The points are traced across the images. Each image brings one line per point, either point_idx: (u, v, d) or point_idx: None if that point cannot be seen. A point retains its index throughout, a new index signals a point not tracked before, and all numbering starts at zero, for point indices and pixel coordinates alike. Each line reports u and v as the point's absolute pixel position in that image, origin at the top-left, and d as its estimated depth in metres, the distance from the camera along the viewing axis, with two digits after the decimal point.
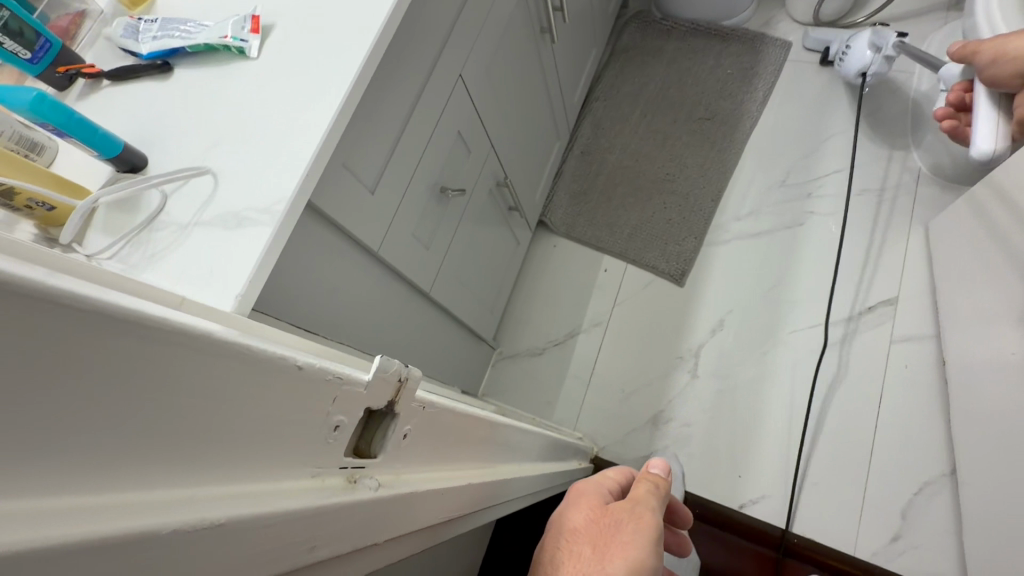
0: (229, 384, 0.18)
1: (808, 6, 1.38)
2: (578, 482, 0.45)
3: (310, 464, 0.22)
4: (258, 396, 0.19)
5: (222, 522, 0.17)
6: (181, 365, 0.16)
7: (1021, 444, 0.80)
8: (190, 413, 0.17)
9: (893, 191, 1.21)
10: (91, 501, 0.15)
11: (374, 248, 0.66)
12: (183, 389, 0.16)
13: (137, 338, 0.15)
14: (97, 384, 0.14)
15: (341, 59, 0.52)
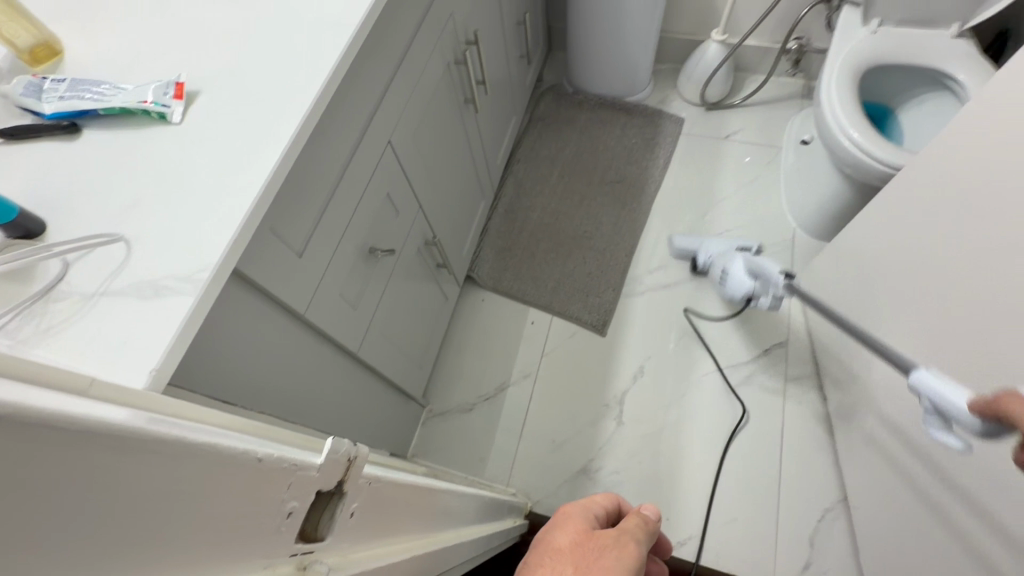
0: (181, 477, 0.18)
1: (695, 87, 1.60)
2: (572, 505, 0.49)
3: (260, 548, 0.22)
4: (210, 486, 0.19)
5: None
6: (149, 468, 0.17)
7: (896, 469, 0.91)
8: (155, 512, 0.17)
9: (776, 247, 1.39)
10: None
11: (300, 311, 0.64)
12: (150, 492, 0.17)
13: (115, 447, 0.16)
14: (78, 493, 0.15)
15: (272, 127, 0.53)
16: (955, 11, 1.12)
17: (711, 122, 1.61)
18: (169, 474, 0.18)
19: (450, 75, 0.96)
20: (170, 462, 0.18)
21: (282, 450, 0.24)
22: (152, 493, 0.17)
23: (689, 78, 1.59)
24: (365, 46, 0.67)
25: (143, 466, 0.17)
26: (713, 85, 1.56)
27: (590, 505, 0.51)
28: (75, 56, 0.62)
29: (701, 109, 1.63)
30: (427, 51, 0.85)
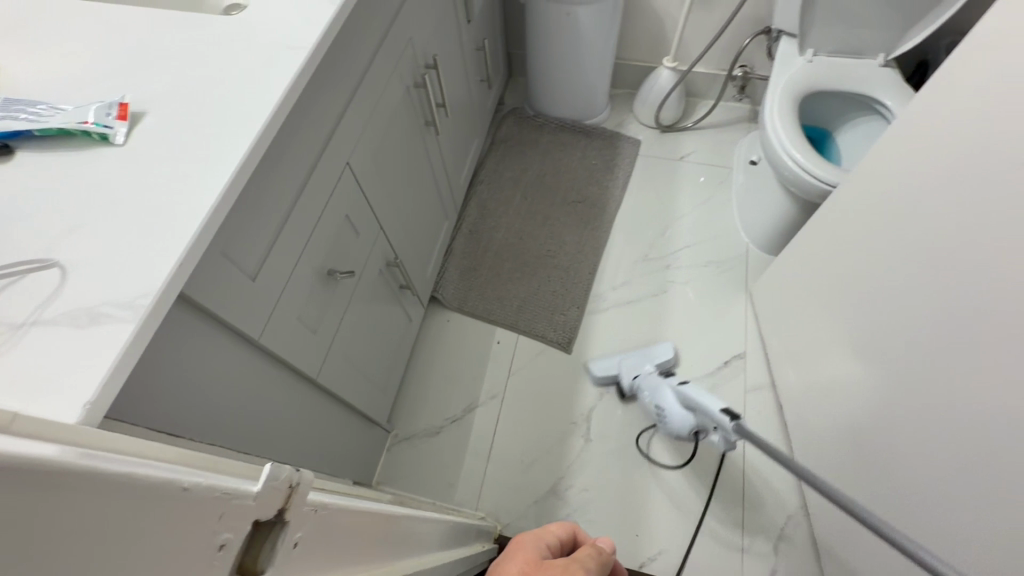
0: (85, 515, 0.16)
1: (650, 111, 1.67)
2: (523, 535, 0.49)
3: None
4: (128, 522, 0.17)
5: None
6: (60, 505, 0.15)
7: (850, 473, 0.95)
8: (66, 556, 0.15)
9: (730, 263, 1.45)
10: None
11: (253, 336, 0.62)
12: (62, 533, 0.15)
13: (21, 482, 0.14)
14: None
15: (222, 148, 0.52)
16: (880, 44, 1.22)
17: (666, 144, 1.67)
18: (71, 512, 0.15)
19: (410, 97, 0.96)
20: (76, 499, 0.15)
21: (211, 478, 0.22)
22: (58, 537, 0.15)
23: (644, 102, 1.66)
24: (321, 69, 0.67)
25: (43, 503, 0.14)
26: (666, 108, 1.63)
27: (542, 535, 0.50)
28: (9, 74, 0.59)
29: (656, 131, 1.70)
30: (386, 75, 0.85)
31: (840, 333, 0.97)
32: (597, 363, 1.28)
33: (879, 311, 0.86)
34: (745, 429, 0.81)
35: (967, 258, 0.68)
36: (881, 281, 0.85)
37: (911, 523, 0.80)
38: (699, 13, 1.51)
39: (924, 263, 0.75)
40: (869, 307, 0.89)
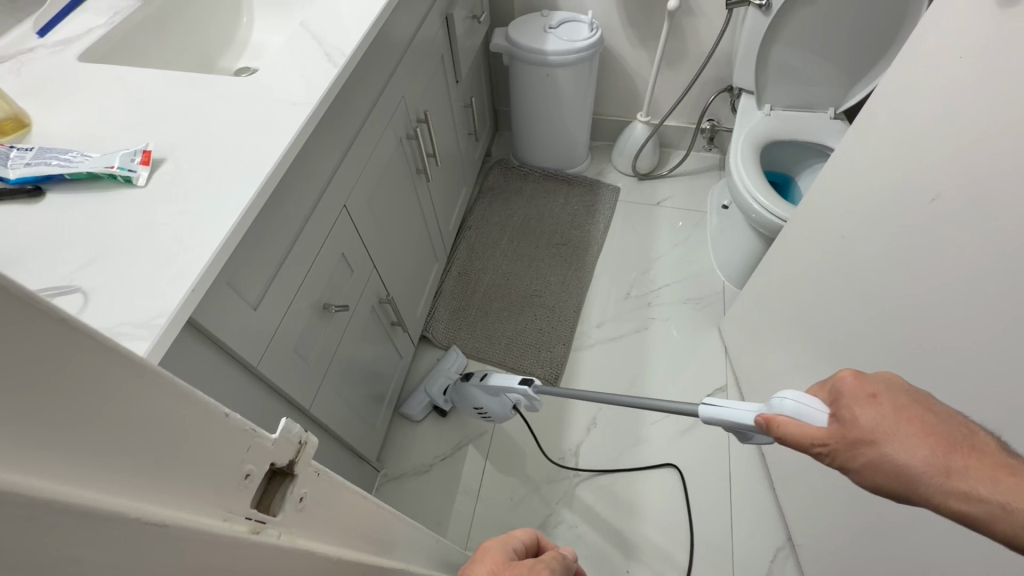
0: (120, 403, 0.15)
1: (627, 160, 1.79)
2: (490, 542, 0.54)
3: (215, 509, 0.19)
4: (181, 431, 0.18)
5: (149, 555, 0.16)
6: (135, 396, 0.16)
7: (829, 500, 0.98)
8: (133, 440, 0.16)
9: (708, 299, 1.51)
10: (66, 517, 0.13)
11: (252, 363, 0.66)
12: (131, 420, 0.16)
13: (106, 359, 0.15)
14: (69, 397, 0.14)
15: (235, 188, 0.58)
16: (829, 97, 1.35)
17: (644, 191, 1.78)
18: (81, 379, 0.14)
19: (402, 148, 1.05)
20: (82, 363, 0.14)
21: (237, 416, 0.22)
22: (55, 404, 0.13)
23: (622, 152, 1.78)
24: (323, 123, 0.75)
25: (42, 355, 0.13)
26: (642, 157, 1.75)
27: (509, 541, 0.56)
28: (41, 128, 0.66)
29: (634, 179, 1.81)
30: (380, 128, 0.94)
31: (797, 363, 1.02)
32: (406, 401, 1.31)
33: (826, 341, 0.92)
34: (540, 388, 0.93)
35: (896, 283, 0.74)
36: (826, 310, 0.91)
37: (894, 543, 0.82)
38: (667, 72, 1.66)
39: (860, 292, 0.82)
40: (814, 333, 0.95)
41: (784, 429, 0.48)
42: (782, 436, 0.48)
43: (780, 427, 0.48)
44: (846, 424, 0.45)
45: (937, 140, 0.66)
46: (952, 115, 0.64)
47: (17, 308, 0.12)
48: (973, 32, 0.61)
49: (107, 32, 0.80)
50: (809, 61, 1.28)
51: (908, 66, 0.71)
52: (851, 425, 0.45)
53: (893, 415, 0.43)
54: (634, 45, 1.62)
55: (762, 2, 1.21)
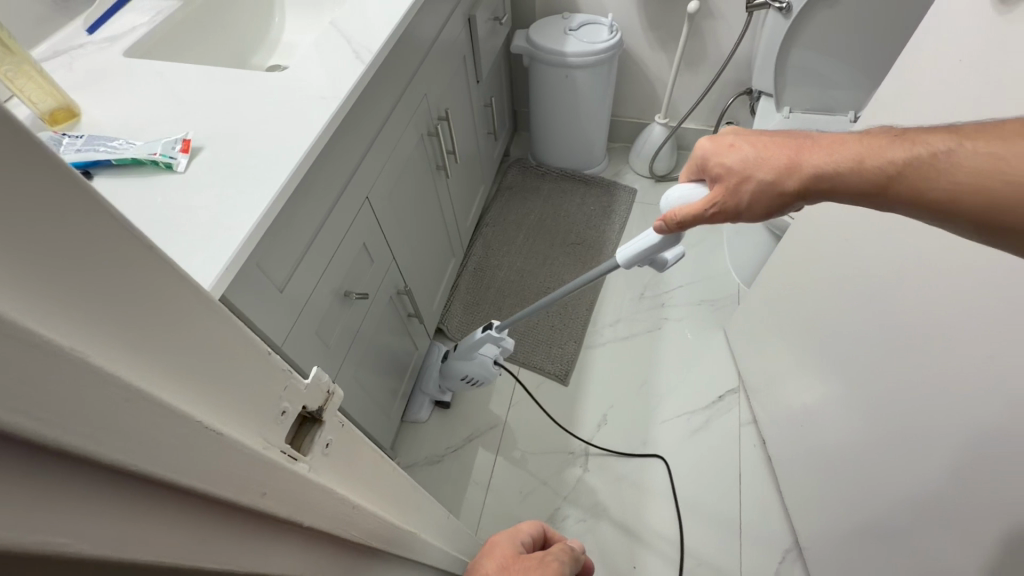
0: (179, 321, 0.18)
1: (645, 161, 1.80)
2: (497, 535, 0.59)
3: (255, 434, 0.22)
4: (232, 358, 0.21)
5: (206, 456, 0.19)
6: (192, 317, 0.19)
7: (835, 502, 0.98)
8: (192, 356, 0.19)
9: (722, 301, 1.52)
10: (135, 400, 0.16)
11: (277, 342, 0.70)
12: (192, 337, 0.19)
13: (172, 281, 0.18)
14: (141, 304, 0.17)
15: (267, 174, 0.62)
16: (851, 101, 1.34)
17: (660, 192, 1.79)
18: (151, 290, 0.17)
19: (423, 143, 1.08)
20: (144, 282, 0.17)
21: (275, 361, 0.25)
22: (129, 304, 0.16)
23: (639, 153, 1.79)
24: (350, 117, 0.78)
25: (110, 267, 0.16)
26: (659, 159, 1.76)
27: (516, 535, 0.60)
28: (90, 118, 0.70)
29: (651, 180, 1.82)
30: (402, 124, 0.97)
31: (807, 363, 1.03)
32: (410, 405, 1.33)
33: (834, 343, 0.93)
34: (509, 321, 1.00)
35: (903, 284, 0.75)
36: (834, 312, 0.91)
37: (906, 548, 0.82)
38: (686, 74, 1.67)
39: (867, 293, 0.82)
40: (823, 335, 0.96)
41: (677, 215, 0.62)
42: (677, 220, 0.63)
43: (676, 215, 0.63)
44: (727, 189, 0.59)
45: None
46: (953, 119, 0.65)
47: (103, 216, 0.15)
48: (968, 35, 0.63)
49: (150, 29, 0.84)
50: (830, 64, 1.28)
51: (909, 68, 0.72)
52: (726, 175, 0.59)
53: (752, 149, 0.58)
54: (654, 48, 1.63)
55: (782, 6, 1.20)
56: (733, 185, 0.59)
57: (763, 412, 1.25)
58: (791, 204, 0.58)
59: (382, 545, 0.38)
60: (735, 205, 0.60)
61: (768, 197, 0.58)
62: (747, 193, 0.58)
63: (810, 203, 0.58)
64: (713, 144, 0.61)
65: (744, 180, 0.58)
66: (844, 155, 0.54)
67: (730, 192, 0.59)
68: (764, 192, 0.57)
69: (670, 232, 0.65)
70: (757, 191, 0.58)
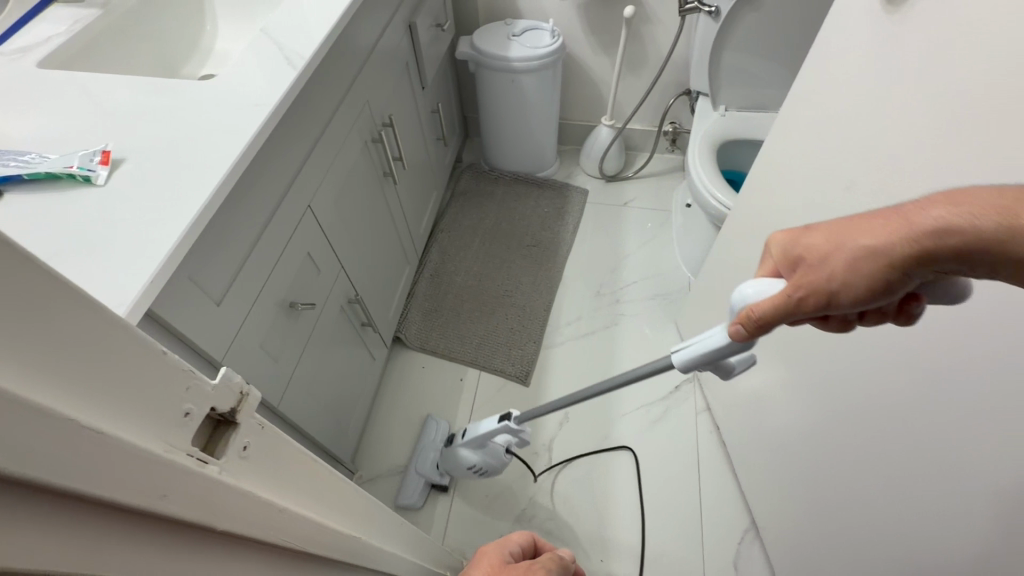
0: (58, 325, 0.18)
1: (594, 163, 1.84)
2: (486, 545, 0.61)
3: (155, 437, 0.22)
4: (120, 361, 0.20)
5: (98, 461, 0.18)
6: (74, 319, 0.18)
7: (786, 478, 1.03)
8: (75, 360, 0.18)
9: (674, 295, 1.57)
10: (12, 406, 0.16)
11: (216, 357, 0.68)
12: (73, 340, 0.18)
13: (49, 283, 0.18)
14: (11, 309, 0.16)
15: (195, 184, 0.60)
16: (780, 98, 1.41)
17: (611, 192, 1.84)
18: (26, 295, 0.17)
19: (368, 150, 1.07)
20: (16, 288, 0.16)
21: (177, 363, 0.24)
22: None
23: (588, 155, 1.83)
24: (283, 124, 0.76)
25: None
26: (608, 159, 1.81)
27: (505, 544, 0.61)
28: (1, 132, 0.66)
29: (601, 181, 1.87)
30: (344, 131, 0.96)
31: (754, 348, 1.07)
32: (402, 490, 1.21)
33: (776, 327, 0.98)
34: (522, 415, 0.92)
35: None
36: None
37: (851, 516, 0.86)
38: (628, 76, 1.72)
39: None
40: None
41: (755, 312, 0.45)
42: (758, 321, 0.45)
43: (753, 312, 0.45)
44: (815, 268, 0.42)
45: (852, 135, 0.72)
46: (864, 110, 0.70)
47: None
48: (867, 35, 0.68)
49: (67, 40, 0.80)
50: (759, 63, 1.35)
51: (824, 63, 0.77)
52: (812, 255, 0.43)
53: (842, 220, 0.42)
54: (596, 52, 1.67)
55: (711, 9, 1.31)
56: (823, 259, 0.42)
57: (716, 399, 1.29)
58: (915, 280, 0.39)
59: (325, 552, 0.38)
60: (829, 288, 0.41)
61: (884, 273, 0.39)
62: (849, 269, 0.40)
63: (944, 275, 0.39)
64: (789, 232, 0.46)
65: (845, 253, 0.41)
66: (985, 209, 0.36)
67: (825, 272, 0.42)
68: (872, 262, 0.39)
69: (746, 336, 0.48)
70: (863, 266, 0.40)
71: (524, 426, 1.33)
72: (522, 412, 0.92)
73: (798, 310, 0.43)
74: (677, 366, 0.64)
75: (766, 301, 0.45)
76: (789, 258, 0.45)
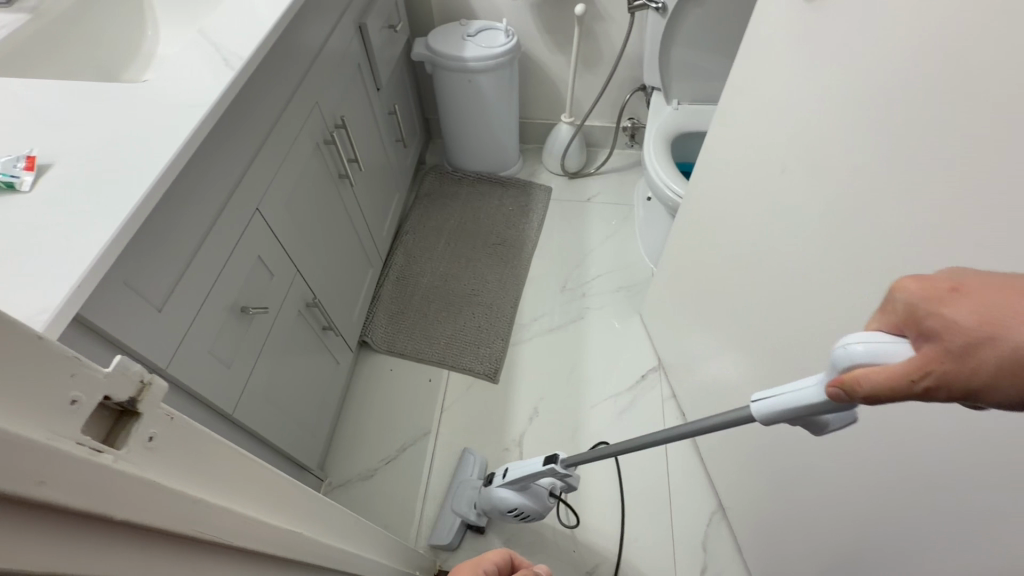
0: None
1: (557, 160, 1.86)
2: (462, 565, 0.61)
3: (35, 425, 0.21)
4: None
5: None
6: None
7: (747, 457, 1.06)
8: None
9: (638, 286, 1.59)
10: None
11: (161, 364, 0.66)
12: None
13: None
14: None
15: (128, 187, 0.59)
16: None
17: (574, 188, 1.86)
18: None
19: (320, 152, 1.06)
20: None
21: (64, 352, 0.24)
22: None
23: (550, 152, 1.85)
24: (223, 125, 0.75)
25: None
26: (570, 156, 1.83)
27: (480, 563, 0.61)
28: None
29: (564, 178, 1.89)
30: (292, 132, 0.95)
31: (712, 333, 1.10)
32: (434, 531, 1.14)
33: (729, 310, 1.01)
34: (569, 459, 0.85)
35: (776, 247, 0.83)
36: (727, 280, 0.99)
37: (806, 489, 0.89)
38: (585, 74, 1.74)
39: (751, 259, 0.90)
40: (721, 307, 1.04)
41: (865, 380, 0.34)
42: (868, 396, 0.35)
43: (862, 377, 0.35)
44: (957, 352, 0.31)
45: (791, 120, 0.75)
46: (801, 96, 0.73)
47: None
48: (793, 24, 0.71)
49: None
50: (707, 57, 1.39)
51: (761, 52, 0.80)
52: (957, 334, 0.31)
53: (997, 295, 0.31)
54: (552, 50, 1.70)
55: (658, 6, 1.31)
56: (974, 345, 0.30)
57: (681, 386, 1.32)
58: None
59: (262, 547, 0.37)
60: (974, 383, 0.31)
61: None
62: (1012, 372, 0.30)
63: None
64: (922, 282, 0.33)
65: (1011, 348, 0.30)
66: None
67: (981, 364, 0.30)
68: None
69: (843, 398, 0.37)
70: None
71: (494, 423, 1.34)
72: (568, 456, 0.86)
73: (920, 396, 0.33)
74: (757, 416, 0.51)
75: (886, 372, 0.33)
76: (915, 322, 0.33)
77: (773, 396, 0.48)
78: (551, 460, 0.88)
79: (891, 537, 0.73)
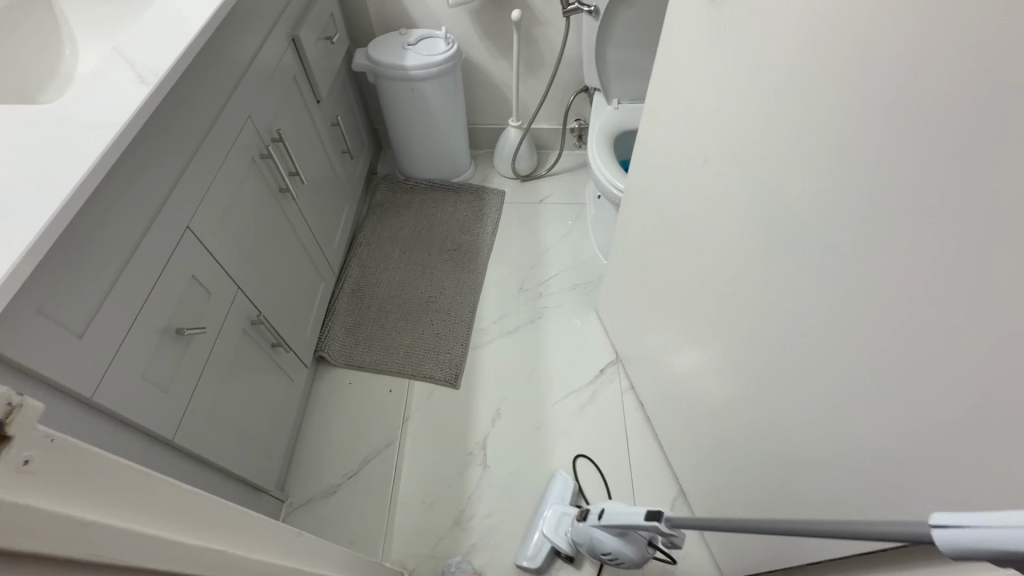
0: None
1: (507, 163, 1.88)
2: None
3: None
4: None
5: None
6: None
7: (701, 441, 1.08)
8: None
9: (594, 282, 1.62)
10: None
11: (85, 392, 0.64)
12: None
13: None
14: None
15: (33, 210, 0.57)
16: None
17: (527, 191, 1.88)
18: None
19: (257, 166, 1.05)
20: None
21: None
22: None
23: (501, 156, 1.87)
24: (141, 145, 0.74)
25: None
26: (520, 159, 1.86)
27: None
28: None
29: (517, 181, 1.91)
30: (224, 148, 0.93)
31: (663, 323, 1.13)
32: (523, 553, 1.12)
33: (676, 299, 1.04)
34: (677, 520, 0.76)
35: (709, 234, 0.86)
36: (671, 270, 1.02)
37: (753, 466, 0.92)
38: (529, 78, 1.77)
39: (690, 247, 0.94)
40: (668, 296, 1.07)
41: None
42: None
43: None
44: None
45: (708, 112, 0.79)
46: (716, 88, 0.76)
47: None
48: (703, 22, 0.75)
49: None
50: (642, 57, 1.43)
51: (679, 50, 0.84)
52: None
53: None
54: (495, 56, 1.72)
55: (590, 9, 1.36)
56: None
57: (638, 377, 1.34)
58: None
59: (172, 567, 0.36)
60: None
61: None
62: None
63: None
64: None
65: None
66: None
67: None
68: None
69: None
70: None
71: (457, 427, 1.34)
72: (677, 515, 0.76)
73: None
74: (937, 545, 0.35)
75: None
76: None
77: (968, 524, 0.33)
78: (656, 516, 0.78)
79: (825, 506, 0.76)
